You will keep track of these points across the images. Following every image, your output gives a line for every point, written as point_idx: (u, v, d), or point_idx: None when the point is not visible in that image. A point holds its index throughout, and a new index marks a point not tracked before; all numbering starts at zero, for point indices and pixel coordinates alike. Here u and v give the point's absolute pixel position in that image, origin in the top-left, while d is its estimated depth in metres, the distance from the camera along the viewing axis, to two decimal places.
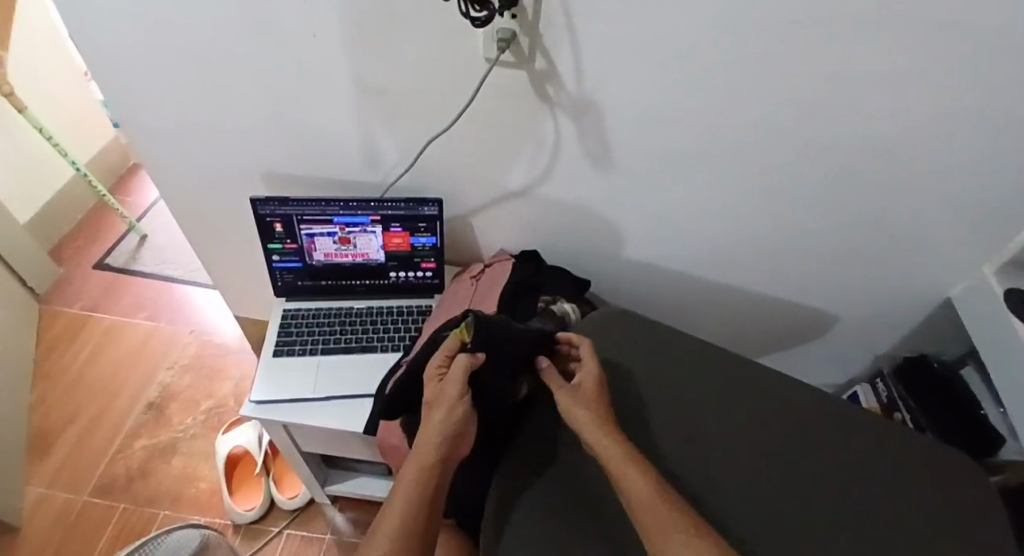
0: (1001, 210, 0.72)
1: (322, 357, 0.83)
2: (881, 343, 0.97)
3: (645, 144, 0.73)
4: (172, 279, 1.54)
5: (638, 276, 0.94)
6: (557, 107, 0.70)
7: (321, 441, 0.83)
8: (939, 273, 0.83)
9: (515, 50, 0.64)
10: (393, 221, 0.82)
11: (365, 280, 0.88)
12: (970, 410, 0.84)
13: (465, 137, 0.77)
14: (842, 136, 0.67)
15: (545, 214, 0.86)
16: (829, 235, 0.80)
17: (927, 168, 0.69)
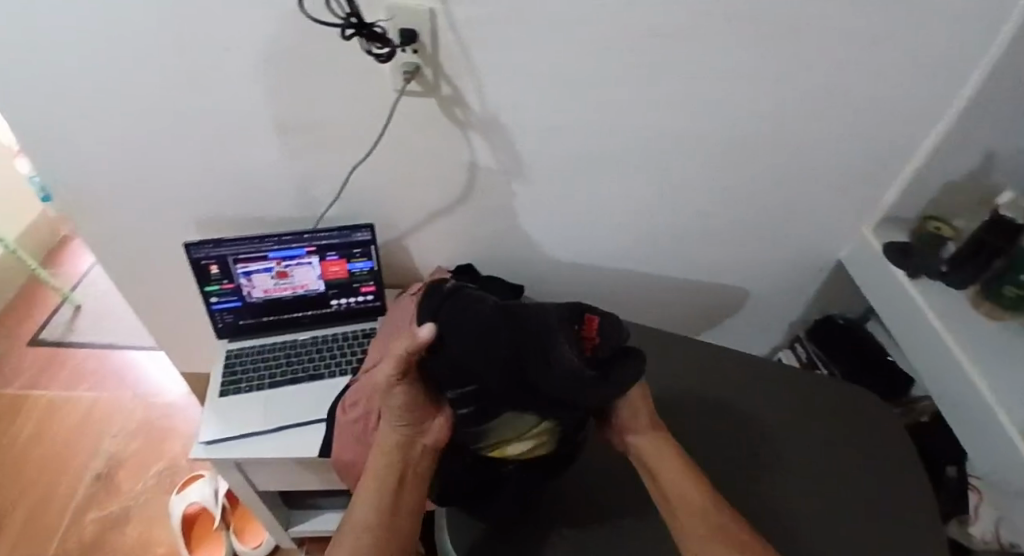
0: (864, 178, 0.83)
1: (270, 391, 0.86)
2: (793, 313, 1.07)
3: (552, 154, 0.79)
4: (110, 346, 1.50)
5: (569, 277, 1.01)
6: (468, 128, 0.76)
7: (276, 471, 0.86)
8: (829, 239, 0.93)
9: (421, 80, 0.70)
10: (327, 250, 0.85)
11: (308, 311, 0.91)
12: (879, 359, 0.95)
13: (387, 164, 0.82)
14: (719, 129, 0.76)
15: (474, 228, 0.92)
16: (728, 218, 0.89)
17: (796, 149, 0.78)
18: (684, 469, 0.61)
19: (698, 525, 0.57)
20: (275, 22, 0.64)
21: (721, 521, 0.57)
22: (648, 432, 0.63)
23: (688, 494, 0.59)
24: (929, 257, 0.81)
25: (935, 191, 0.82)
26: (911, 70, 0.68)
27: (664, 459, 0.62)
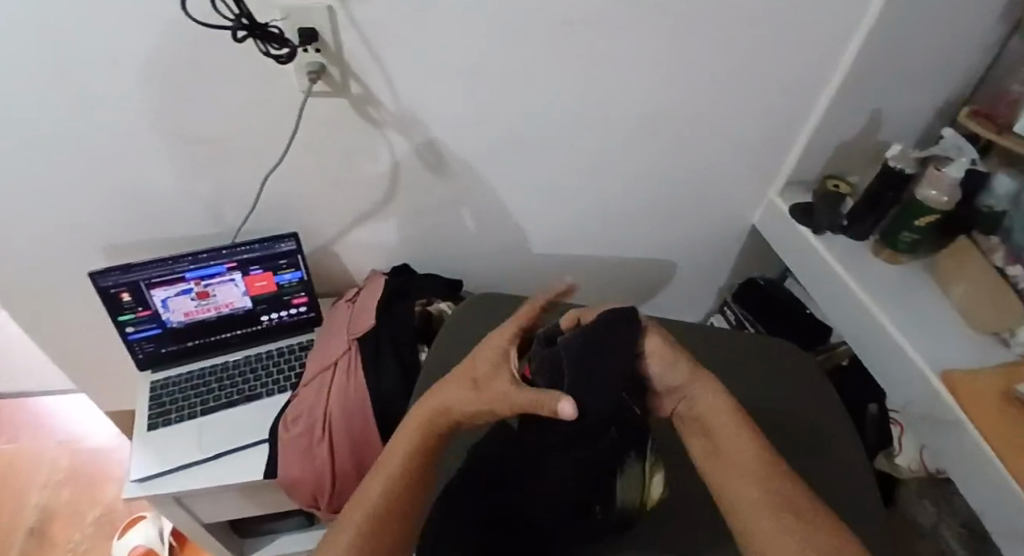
0: (768, 144, 0.88)
1: (203, 418, 0.82)
2: (720, 279, 1.12)
3: (472, 144, 0.79)
4: (20, 394, 1.37)
5: (503, 265, 1.02)
6: (383, 125, 0.75)
7: (220, 502, 0.83)
8: (744, 205, 0.98)
9: (328, 80, 0.68)
10: (250, 264, 0.81)
11: (237, 330, 0.88)
12: (799, 312, 1.01)
13: (304, 170, 0.79)
14: (631, 108, 0.78)
15: (403, 226, 0.91)
16: (649, 193, 0.92)
17: (704, 122, 0.82)
18: (722, 411, 0.46)
19: (751, 496, 0.41)
20: (161, 29, 0.60)
21: (782, 493, 0.41)
22: (694, 380, 0.47)
23: (741, 446, 0.44)
24: (832, 213, 0.86)
25: (831, 151, 0.88)
26: (799, 39, 0.72)
27: (698, 400, 0.47)
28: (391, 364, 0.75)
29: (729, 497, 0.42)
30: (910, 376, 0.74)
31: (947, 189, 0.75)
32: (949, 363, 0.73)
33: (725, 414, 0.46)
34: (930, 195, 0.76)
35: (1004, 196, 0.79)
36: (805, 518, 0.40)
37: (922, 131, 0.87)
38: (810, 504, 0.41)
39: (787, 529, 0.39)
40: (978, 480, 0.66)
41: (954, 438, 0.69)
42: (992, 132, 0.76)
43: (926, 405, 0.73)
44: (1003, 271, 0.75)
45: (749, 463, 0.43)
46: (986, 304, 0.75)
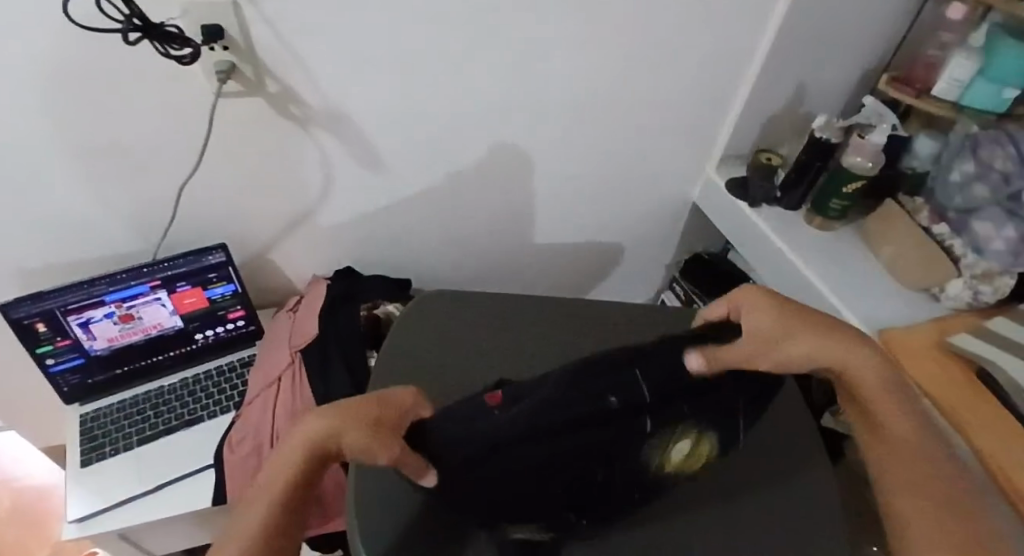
0: (703, 119, 0.88)
1: (141, 449, 0.77)
2: (667, 256, 1.13)
3: (405, 138, 0.76)
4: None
5: (450, 259, 1.00)
6: (307, 123, 0.71)
7: (169, 534, 0.78)
8: (685, 181, 0.99)
9: (240, 79, 0.63)
10: (176, 281, 0.76)
11: (170, 351, 0.82)
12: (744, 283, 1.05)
13: (227, 176, 0.74)
14: (564, 92, 0.77)
15: (340, 227, 0.87)
16: (591, 175, 0.92)
17: (639, 101, 0.81)
18: (882, 388, 0.44)
19: (893, 460, 0.43)
20: (42, 33, 0.54)
21: (919, 449, 0.43)
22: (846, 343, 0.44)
23: (887, 416, 0.44)
24: (765, 184, 0.88)
25: (763, 123, 0.89)
26: (725, 12, 0.72)
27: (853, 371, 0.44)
28: (340, 380, 0.72)
29: (883, 456, 0.43)
30: None
31: (870, 155, 0.78)
32: (885, 322, 0.76)
33: (875, 381, 0.44)
34: (855, 162, 0.79)
35: (926, 158, 0.83)
36: (934, 481, 0.41)
37: (846, 99, 0.90)
38: (951, 468, 0.43)
39: (929, 526, 0.39)
40: None
41: None
42: (911, 98, 0.79)
43: None
44: (929, 230, 0.79)
45: (899, 443, 0.43)
46: (916, 262, 0.78)
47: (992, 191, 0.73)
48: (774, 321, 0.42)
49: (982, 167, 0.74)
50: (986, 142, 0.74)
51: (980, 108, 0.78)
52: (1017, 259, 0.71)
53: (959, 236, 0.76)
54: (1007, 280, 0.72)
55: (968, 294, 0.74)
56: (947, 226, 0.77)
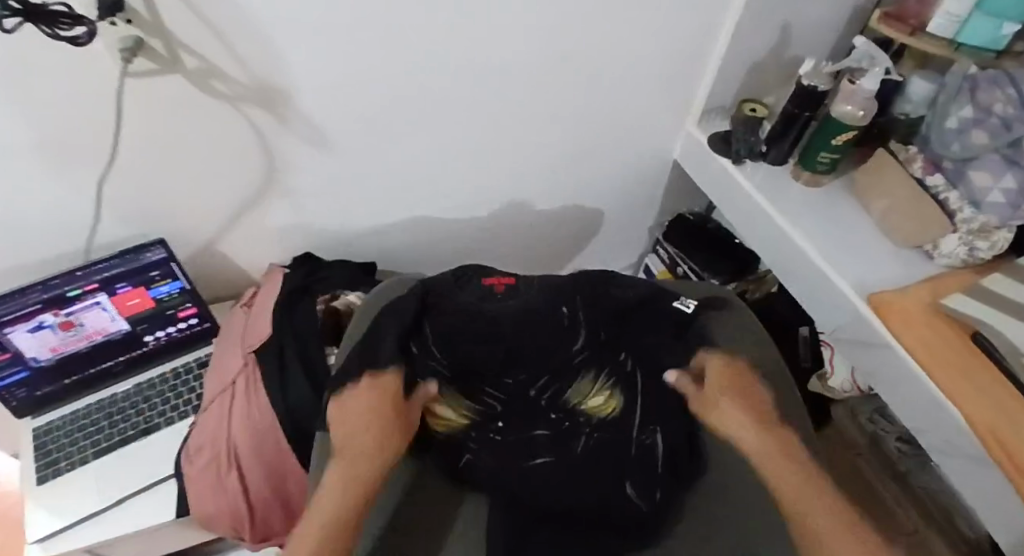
0: (680, 70, 0.81)
1: (99, 461, 0.72)
2: (649, 218, 1.08)
3: (350, 110, 0.69)
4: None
5: (417, 236, 0.94)
6: (237, 101, 0.64)
7: (143, 544, 0.75)
8: (663, 138, 0.92)
9: (150, 56, 0.55)
10: (115, 284, 0.70)
11: (120, 356, 0.77)
12: (731, 244, 1.01)
13: (157, 163, 0.67)
14: (524, 49, 0.69)
15: (292, 211, 0.81)
16: (562, 137, 0.85)
17: (607, 54, 0.74)
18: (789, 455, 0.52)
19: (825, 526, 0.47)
20: None
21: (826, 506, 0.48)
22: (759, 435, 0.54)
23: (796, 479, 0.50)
24: (750, 138, 0.83)
25: (745, 71, 0.82)
26: None
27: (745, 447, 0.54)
28: (301, 387, 0.68)
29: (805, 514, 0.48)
30: (837, 302, 0.73)
31: (861, 103, 0.71)
32: (876, 287, 0.71)
33: (770, 449, 0.53)
34: (845, 111, 0.72)
35: (921, 102, 0.76)
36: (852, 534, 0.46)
37: (835, 41, 0.82)
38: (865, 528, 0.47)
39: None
40: (910, 397, 0.66)
41: (882, 360, 0.68)
42: (905, 35, 0.73)
43: (854, 328, 0.71)
44: (923, 183, 0.73)
45: (810, 504, 0.48)
46: (909, 216, 0.73)
47: (991, 136, 0.67)
48: (739, 407, 0.55)
49: (980, 111, 0.68)
50: (984, 84, 0.68)
51: (978, 46, 0.72)
52: (1015, 211, 0.66)
53: (955, 188, 0.70)
54: (1005, 234, 0.67)
55: (964, 250, 0.69)
56: (942, 176, 0.71)
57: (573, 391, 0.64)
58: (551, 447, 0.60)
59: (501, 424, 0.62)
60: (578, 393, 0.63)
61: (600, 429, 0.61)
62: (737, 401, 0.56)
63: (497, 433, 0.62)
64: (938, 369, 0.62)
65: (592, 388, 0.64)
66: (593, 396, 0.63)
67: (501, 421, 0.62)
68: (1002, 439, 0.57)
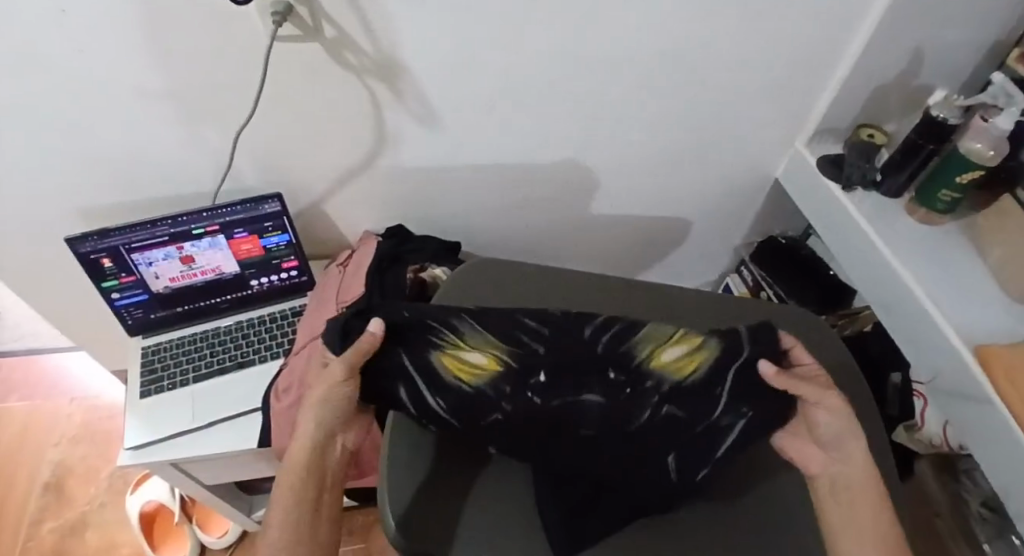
0: (794, 88, 0.79)
1: (195, 386, 0.79)
2: (736, 236, 1.06)
3: (462, 92, 0.73)
4: (9, 351, 1.33)
5: (504, 222, 0.96)
6: (362, 72, 0.68)
7: (221, 469, 0.81)
8: (765, 156, 0.91)
9: (297, 22, 0.60)
10: (234, 228, 0.77)
11: (227, 295, 0.84)
12: (823, 272, 0.98)
13: (285, 123, 0.73)
14: (639, 50, 0.70)
15: (394, 183, 0.85)
16: (661, 143, 0.85)
17: (720, 63, 0.74)
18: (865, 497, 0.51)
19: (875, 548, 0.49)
20: None
21: (893, 540, 0.49)
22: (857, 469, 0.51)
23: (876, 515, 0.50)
24: (862, 164, 0.79)
25: (863, 97, 0.80)
26: None
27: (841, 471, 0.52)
28: None
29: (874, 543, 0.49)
30: (936, 346, 0.70)
31: (993, 142, 0.67)
32: (982, 335, 0.68)
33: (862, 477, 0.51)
34: (974, 148, 0.68)
35: None
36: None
37: (969, 74, 0.78)
38: None
39: None
40: (1007, 461, 0.62)
41: (978, 412, 0.65)
42: None
43: (953, 376, 0.68)
44: None
45: (867, 537, 0.49)
46: None
47: None
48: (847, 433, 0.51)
49: None
50: None
51: None
52: None
53: None
54: None
55: None
56: None
57: (642, 342, 0.50)
58: (603, 418, 0.51)
59: (542, 352, 0.51)
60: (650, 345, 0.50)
61: (674, 400, 0.50)
62: (851, 432, 0.51)
63: (536, 391, 0.50)
64: None
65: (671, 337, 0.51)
66: (672, 351, 0.50)
67: (540, 372, 0.50)
68: None
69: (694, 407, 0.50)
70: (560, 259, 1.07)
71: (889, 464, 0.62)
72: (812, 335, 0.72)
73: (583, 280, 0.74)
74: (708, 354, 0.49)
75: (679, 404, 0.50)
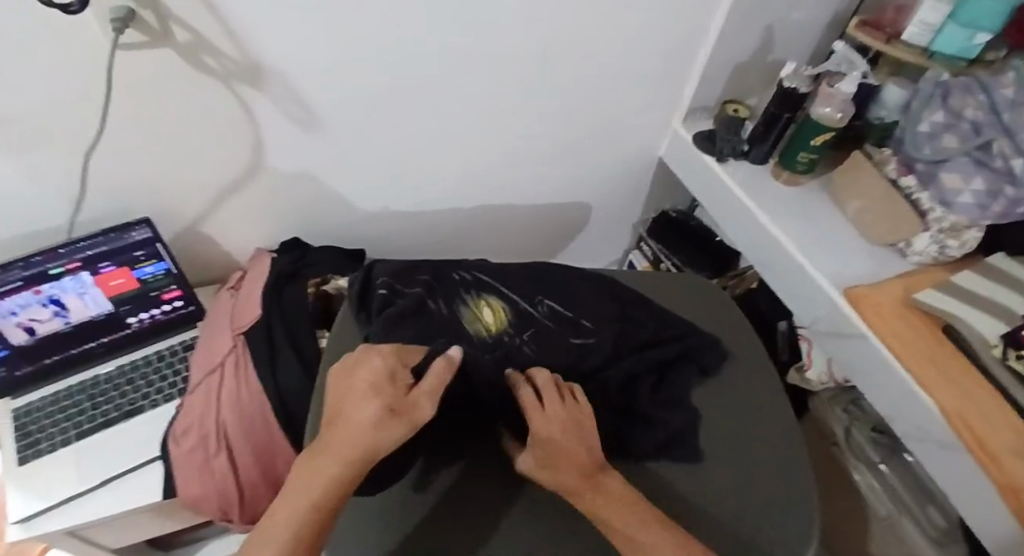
0: (668, 66, 0.83)
1: (81, 443, 0.71)
2: (634, 215, 1.10)
3: (340, 90, 0.69)
4: None
5: (404, 225, 0.94)
6: (228, 77, 0.63)
7: (127, 528, 0.73)
8: (649, 136, 0.95)
9: (141, 27, 0.54)
10: (99, 262, 0.69)
11: (103, 339, 0.76)
12: (712, 241, 1.05)
13: (147, 140, 0.66)
14: (518, 38, 0.70)
15: (279, 196, 0.81)
16: (551, 130, 0.87)
17: (599, 44, 0.75)
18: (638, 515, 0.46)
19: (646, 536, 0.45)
20: None
21: None
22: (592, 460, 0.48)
23: (615, 506, 0.46)
24: (732, 137, 0.87)
25: (728, 73, 0.85)
26: None
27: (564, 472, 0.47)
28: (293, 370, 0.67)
29: (616, 528, 0.45)
30: (816, 295, 0.76)
31: (839, 105, 0.75)
32: (850, 279, 0.75)
33: (582, 474, 0.47)
34: (823, 113, 0.76)
35: (895, 107, 0.81)
36: None
37: (815, 45, 0.86)
38: None
39: None
40: (886, 387, 0.69)
41: (856, 350, 0.72)
42: (879, 42, 0.76)
43: (829, 320, 0.75)
44: (895, 183, 0.76)
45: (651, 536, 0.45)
46: (883, 215, 0.77)
47: (961, 140, 0.71)
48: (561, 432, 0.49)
49: (952, 116, 0.72)
50: (956, 90, 0.72)
51: (949, 54, 0.75)
52: (984, 211, 0.69)
53: (926, 190, 0.73)
54: (973, 235, 0.71)
55: (935, 248, 0.73)
56: (913, 178, 0.74)
57: (470, 328, 0.64)
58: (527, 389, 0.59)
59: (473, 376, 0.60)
60: (471, 308, 0.66)
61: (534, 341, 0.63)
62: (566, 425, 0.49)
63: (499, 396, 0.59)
64: (920, 368, 0.65)
65: (477, 311, 0.66)
66: (485, 315, 0.66)
67: None
68: (971, 424, 0.60)
69: (554, 337, 0.64)
70: (468, 256, 1.06)
71: (776, 392, 0.68)
72: (705, 298, 0.76)
73: (478, 270, 0.71)
74: (504, 303, 0.67)
75: (538, 342, 0.63)
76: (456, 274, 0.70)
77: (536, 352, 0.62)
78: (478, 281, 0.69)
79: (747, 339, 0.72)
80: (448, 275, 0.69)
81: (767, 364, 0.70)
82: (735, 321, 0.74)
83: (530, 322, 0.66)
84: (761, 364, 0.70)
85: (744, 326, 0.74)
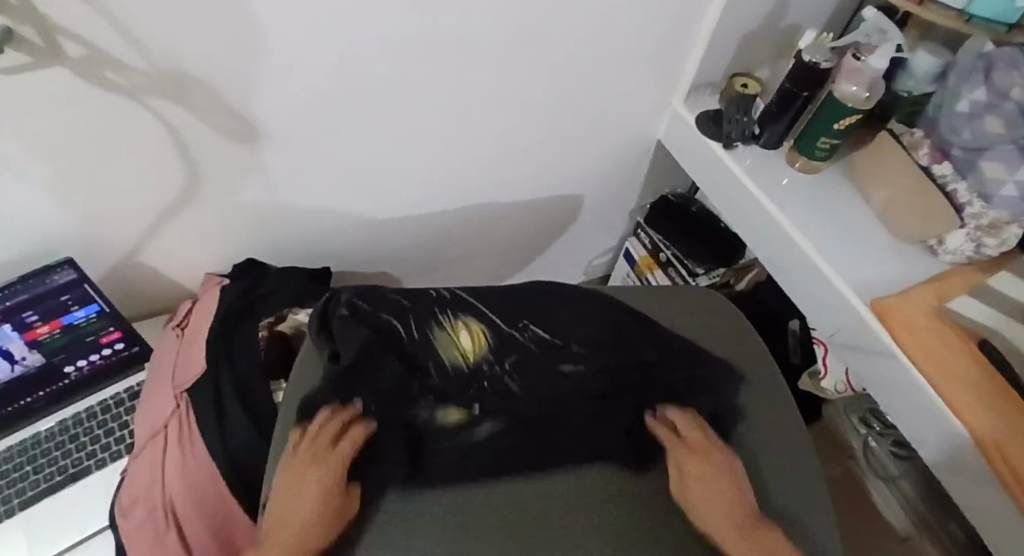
0: (666, 40, 0.71)
1: (25, 513, 0.63)
2: (628, 201, 1.00)
3: (285, 96, 0.58)
4: None
5: (373, 233, 0.84)
6: (144, 93, 0.52)
7: None
8: (645, 118, 0.84)
9: (20, 47, 0.42)
10: (20, 312, 0.59)
11: (39, 391, 0.67)
12: (714, 226, 0.96)
13: (54, 170, 0.55)
14: (494, 24, 0.59)
15: (226, 214, 0.71)
16: (536, 120, 0.76)
17: (590, 22, 0.63)
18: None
19: None
20: None
21: None
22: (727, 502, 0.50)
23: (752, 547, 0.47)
24: (740, 119, 0.76)
25: (735, 46, 0.74)
26: None
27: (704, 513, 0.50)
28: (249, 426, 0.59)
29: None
30: (836, 304, 0.68)
31: (867, 83, 0.65)
32: (875, 286, 0.67)
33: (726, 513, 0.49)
34: (848, 92, 0.65)
35: (925, 78, 0.70)
36: None
37: (835, 9, 0.75)
38: None
39: None
40: (913, 410, 0.63)
41: (880, 366, 0.65)
42: (910, 4, 0.62)
43: (850, 332, 0.68)
44: (927, 170, 0.67)
45: None
46: (912, 208, 0.68)
47: (1007, 125, 0.61)
48: (706, 478, 0.51)
49: (995, 94, 0.61)
50: (1002, 64, 0.60)
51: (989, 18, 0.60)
52: None
53: (963, 179, 0.65)
54: (1014, 231, 0.63)
55: (970, 246, 0.65)
56: (950, 165, 0.65)
57: (444, 356, 0.57)
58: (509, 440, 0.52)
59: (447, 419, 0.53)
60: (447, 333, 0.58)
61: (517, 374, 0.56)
62: (709, 470, 0.52)
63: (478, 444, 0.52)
64: (955, 394, 0.58)
65: (453, 335, 0.58)
66: (463, 341, 0.58)
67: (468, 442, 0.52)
68: (1006, 454, 0.54)
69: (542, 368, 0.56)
70: (448, 258, 0.97)
71: (793, 423, 0.61)
72: (707, 312, 0.68)
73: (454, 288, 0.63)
74: (484, 326, 0.59)
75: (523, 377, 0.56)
76: (431, 291, 0.62)
77: (522, 388, 0.55)
78: (456, 298, 0.61)
79: (756, 359, 0.65)
80: (422, 294, 0.61)
81: (781, 390, 0.63)
82: (741, 338, 0.67)
83: (514, 350, 0.58)
84: (774, 389, 0.63)
85: (752, 343, 0.66)
